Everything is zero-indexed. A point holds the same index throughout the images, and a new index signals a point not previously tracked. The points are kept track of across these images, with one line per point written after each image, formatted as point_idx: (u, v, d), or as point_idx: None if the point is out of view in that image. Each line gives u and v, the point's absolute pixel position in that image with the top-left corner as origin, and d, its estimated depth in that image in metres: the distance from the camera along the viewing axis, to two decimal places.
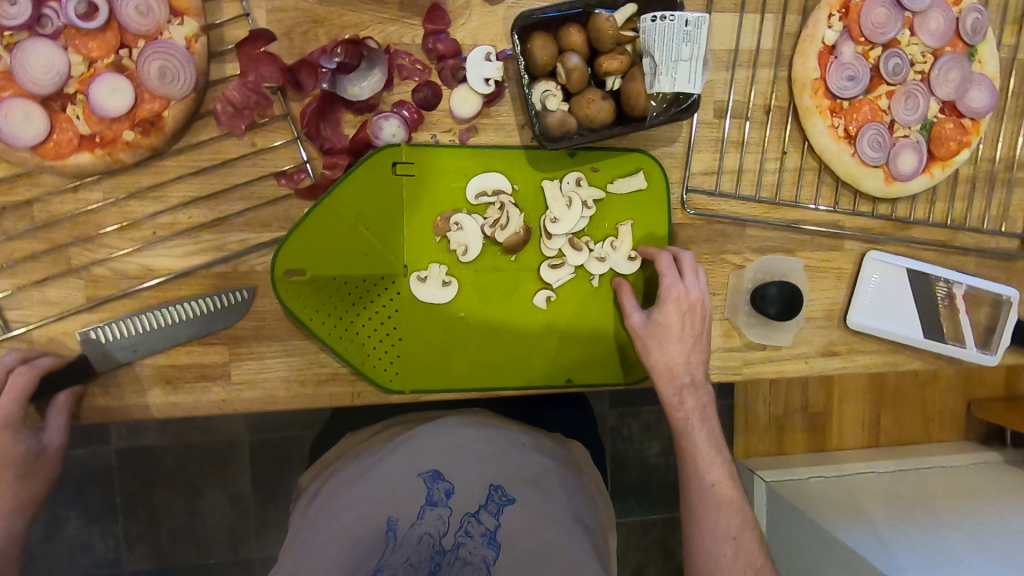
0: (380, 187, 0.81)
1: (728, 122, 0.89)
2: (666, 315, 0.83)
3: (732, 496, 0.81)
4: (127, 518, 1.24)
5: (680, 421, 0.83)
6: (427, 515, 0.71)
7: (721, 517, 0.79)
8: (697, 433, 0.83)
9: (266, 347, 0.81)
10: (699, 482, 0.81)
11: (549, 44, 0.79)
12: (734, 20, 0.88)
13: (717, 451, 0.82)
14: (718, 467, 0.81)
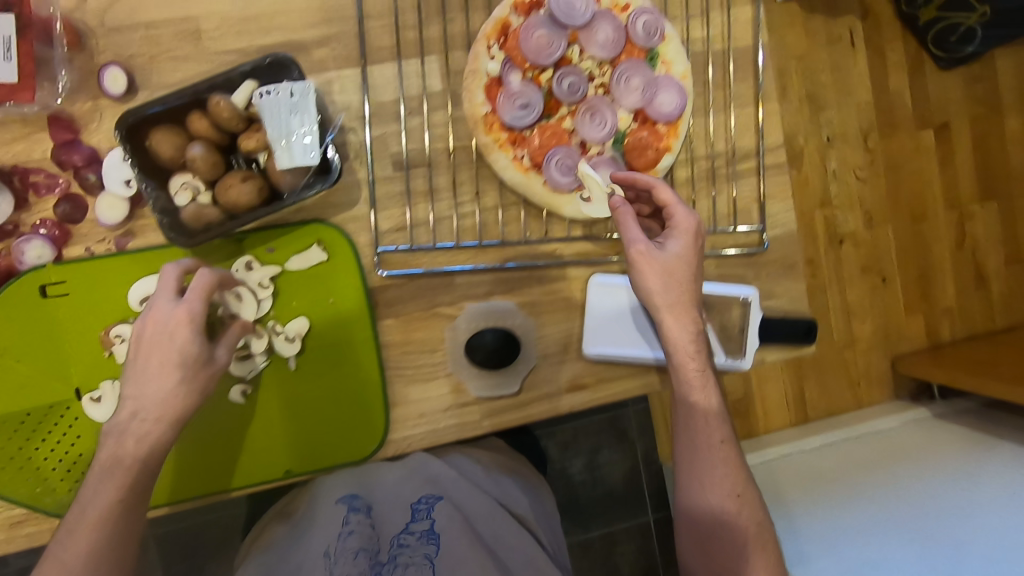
0: (29, 315, 0.78)
1: (410, 173, 0.85)
2: (670, 256, 0.77)
3: (728, 443, 0.80)
4: None
5: (693, 374, 0.78)
6: (356, 526, 0.85)
7: (704, 432, 0.80)
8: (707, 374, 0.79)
9: None
10: (710, 430, 0.80)
11: (171, 136, 0.75)
12: (394, 69, 0.84)
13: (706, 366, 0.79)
14: (716, 410, 0.79)
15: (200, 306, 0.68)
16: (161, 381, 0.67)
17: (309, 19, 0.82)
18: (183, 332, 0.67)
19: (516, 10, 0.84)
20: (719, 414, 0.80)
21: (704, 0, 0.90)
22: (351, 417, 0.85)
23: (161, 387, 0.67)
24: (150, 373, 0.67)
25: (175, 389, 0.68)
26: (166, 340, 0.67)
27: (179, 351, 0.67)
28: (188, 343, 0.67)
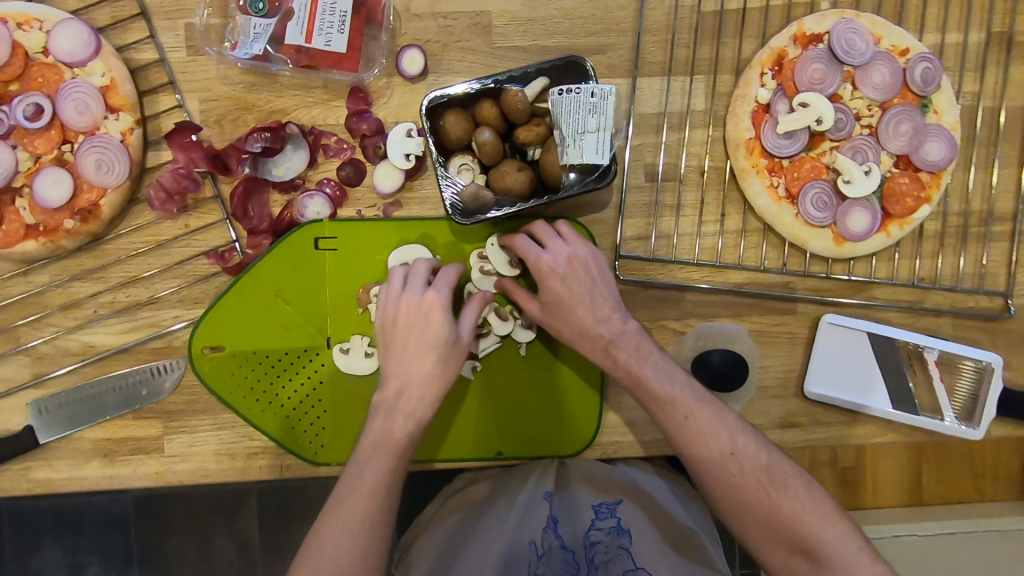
0: (303, 261, 0.83)
1: (661, 186, 0.87)
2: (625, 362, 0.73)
3: (764, 474, 0.69)
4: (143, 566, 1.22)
5: (666, 393, 0.72)
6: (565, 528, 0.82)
7: (715, 439, 0.70)
8: (732, 451, 0.70)
9: (199, 421, 0.84)
10: (745, 471, 0.69)
11: (463, 118, 0.79)
12: (662, 82, 0.86)
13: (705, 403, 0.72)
14: (722, 437, 0.70)
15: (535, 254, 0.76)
16: (431, 322, 0.71)
17: (590, 27, 0.86)
18: (437, 315, 0.71)
19: (795, 41, 0.84)
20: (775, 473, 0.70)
21: (981, 55, 0.88)
22: (570, 411, 0.86)
23: (416, 360, 0.70)
24: (402, 358, 0.71)
25: (434, 364, 0.70)
26: (420, 324, 0.71)
27: (436, 332, 0.70)
28: (440, 326, 0.70)
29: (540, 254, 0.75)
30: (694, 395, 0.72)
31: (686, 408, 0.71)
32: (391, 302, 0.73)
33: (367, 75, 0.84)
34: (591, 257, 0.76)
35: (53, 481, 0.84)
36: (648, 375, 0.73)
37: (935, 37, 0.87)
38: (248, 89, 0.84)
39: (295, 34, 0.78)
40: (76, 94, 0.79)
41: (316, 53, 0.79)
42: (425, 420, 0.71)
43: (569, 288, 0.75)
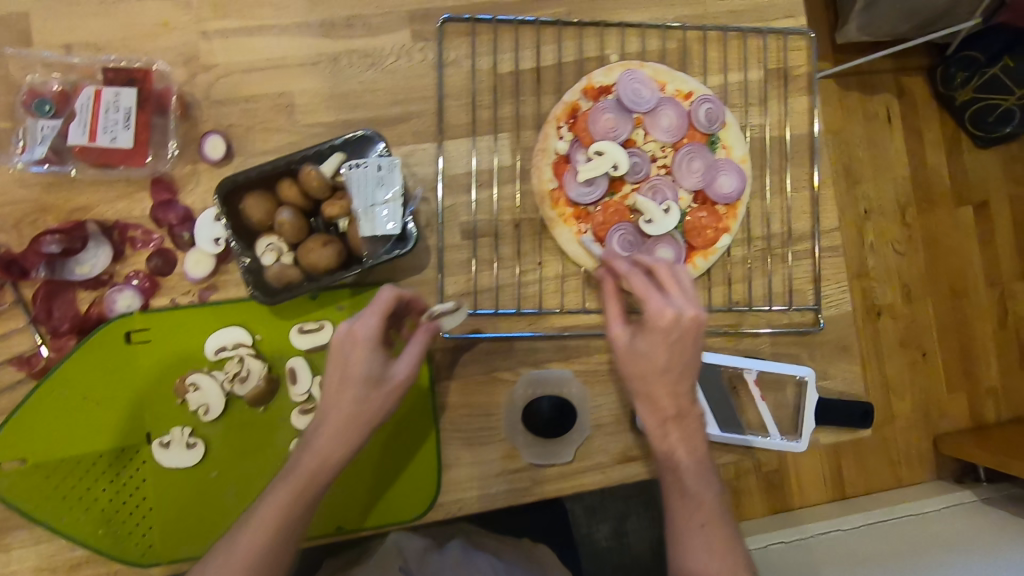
0: (113, 359, 0.81)
1: (477, 242, 0.89)
2: (654, 345, 0.72)
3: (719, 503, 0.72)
4: None
5: (654, 421, 0.73)
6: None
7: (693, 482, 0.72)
8: (699, 460, 0.73)
9: (14, 537, 0.80)
10: (684, 486, 0.72)
11: (261, 200, 0.80)
12: (468, 143, 0.90)
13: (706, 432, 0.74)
14: (702, 482, 0.72)
15: (372, 327, 0.68)
16: (360, 366, 0.66)
17: (393, 97, 0.89)
18: (362, 353, 0.67)
19: (586, 94, 0.90)
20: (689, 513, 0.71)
21: (762, 91, 0.95)
22: (406, 474, 0.87)
23: (323, 440, 0.66)
24: (320, 445, 0.66)
25: (352, 404, 0.66)
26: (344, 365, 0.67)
27: (359, 372, 0.66)
28: (374, 366, 0.67)
29: (663, 308, 0.72)
30: (716, 420, 0.75)
31: (694, 417, 0.74)
32: (337, 374, 0.67)
33: (162, 164, 0.84)
34: (664, 312, 0.71)
35: None
36: (661, 392, 0.72)
37: (718, 79, 0.94)
38: (46, 189, 0.83)
39: (76, 134, 0.80)
40: None
41: (100, 150, 0.81)
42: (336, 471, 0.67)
43: (652, 306, 0.72)
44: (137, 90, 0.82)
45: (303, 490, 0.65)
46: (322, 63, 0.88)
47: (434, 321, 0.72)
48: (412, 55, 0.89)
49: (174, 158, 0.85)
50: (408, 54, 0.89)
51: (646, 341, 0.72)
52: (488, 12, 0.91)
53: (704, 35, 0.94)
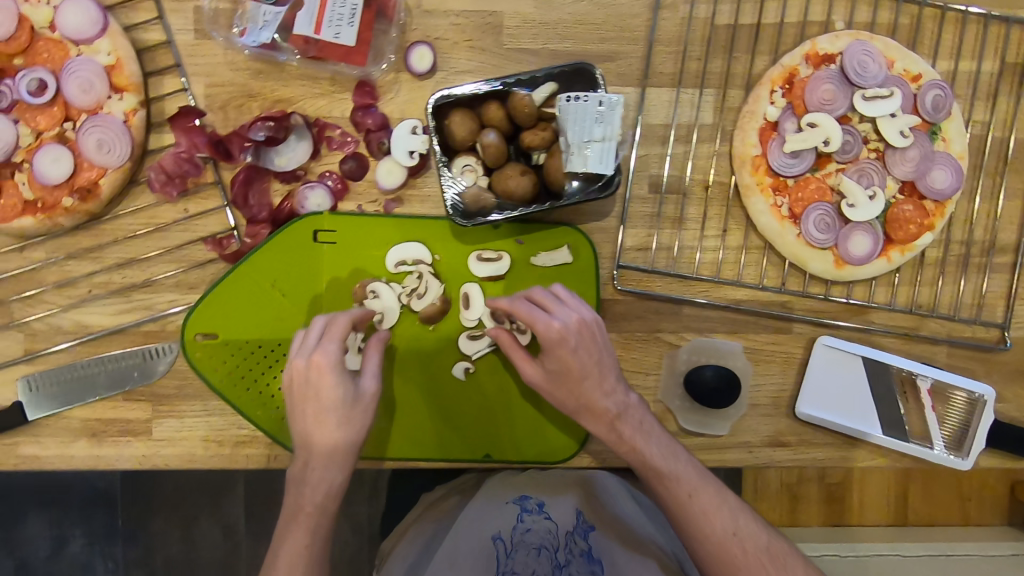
0: (300, 253, 0.82)
1: (665, 198, 0.86)
2: (560, 360, 0.72)
3: (694, 482, 0.73)
4: (126, 543, 1.28)
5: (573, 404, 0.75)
6: (532, 524, 0.85)
7: (656, 474, 0.73)
8: (623, 418, 0.73)
9: (188, 405, 0.84)
10: (624, 435, 0.74)
11: (467, 119, 0.79)
12: (672, 94, 0.86)
13: (671, 463, 0.73)
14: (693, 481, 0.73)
15: (333, 351, 0.69)
16: (333, 390, 0.68)
17: (602, 33, 0.85)
18: (327, 378, 0.68)
19: (807, 60, 0.84)
20: (700, 492, 0.73)
21: (993, 85, 0.87)
22: (560, 417, 0.86)
23: (319, 439, 0.69)
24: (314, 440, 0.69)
25: (334, 430, 0.69)
26: (313, 393, 0.69)
27: (328, 400, 0.68)
28: (331, 386, 0.68)
29: (549, 323, 0.70)
30: (616, 402, 0.74)
31: (568, 371, 0.72)
32: (363, 380, 0.72)
33: (374, 70, 0.83)
34: (551, 331, 0.70)
35: (39, 458, 0.83)
36: (596, 395, 0.73)
37: (948, 64, 0.87)
38: (253, 76, 0.84)
39: (304, 24, 0.77)
40: (80, 71, 0.78)
41: (322, 45, 0.79)
42: (334, 491, 0.71)
43: (535, 320, 0.71)
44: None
45: (316, 513, 0.70)
46: None
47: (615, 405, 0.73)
48: None
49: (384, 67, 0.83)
50: None
51: (552, 361, 0.72)
52: None
53: (942, 14, 0.87)
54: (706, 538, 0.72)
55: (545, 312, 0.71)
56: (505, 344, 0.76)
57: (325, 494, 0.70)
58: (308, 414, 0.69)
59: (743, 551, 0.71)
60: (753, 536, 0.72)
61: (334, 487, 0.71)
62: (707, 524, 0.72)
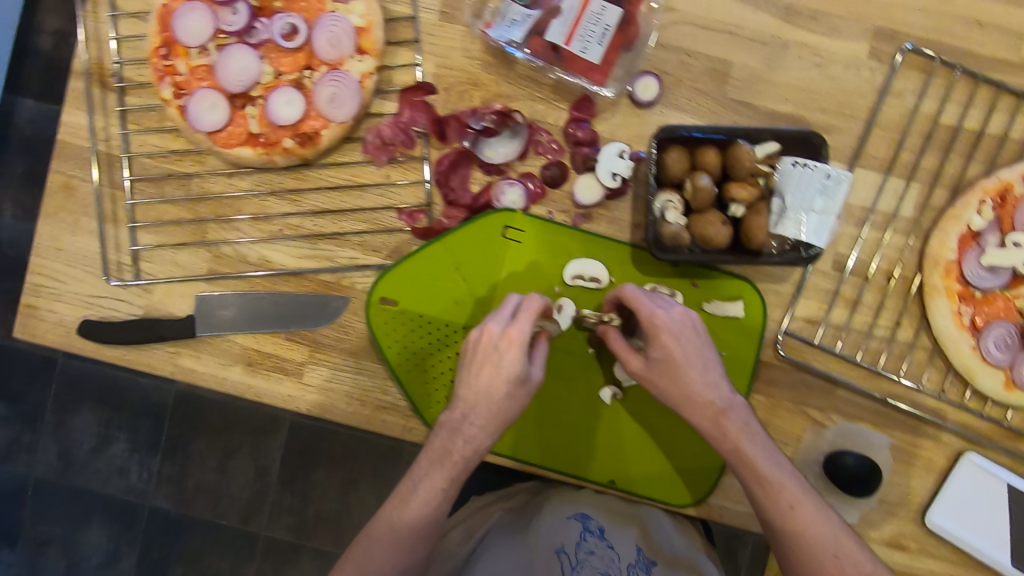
0: (489, 245, 0.84)
1: (846, 278, 0.86)
2: (660, 346, 0.70)
3: (782, 481, 0.69)
4: (164, 457, 1.48)
5: (703, 422, 0.71)
6: (595, 548, 0.84)
7: (771, 501, 0.68)
8: (728, 415, 0.70)
9: (342, 359, 0.87)
10: (728, 436, 0.70)
11: (682, 158, 0.80)
12: (878, 180, 0.86)
13: (781, 469, 0.69)
14: (827, 535, 0.67)
15: (526, 330, 0.69)
16: (513, 362, 0.69)
17: (823, 104, 0.86)
18: (513, 353, 0.69)
19: None
20: (799, 502, 0.68)
21: None
22: (691, 463, 0.86)
23: (483, 404, 0.70)
24: (481, 408, 0.70)
25: (502, 398, 0.70)
26: (495, 358, 0.70)
27: (510, 372, 0.68)
28: (517, 362, 0.69)
29: (653, 309, 0.70)
30: (766, 455, 0.70)
31: (668, 362, 0.70)
32: (508, 354, 0.70)
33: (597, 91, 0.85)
34: (654, 318, 0.70)
35: (194, 373, 0.87)
36: (712, 405, 0.70)
37: None
38: (482, 66, 0.86)
39: (557, 32, 0.79)
40: (333, 26, 0.82)
41: (569, 57, 0.80)
42: (481, 446, 0.72)
43: (645, 308, 0.71)
44: (622, 12, 0.79)
45: (460, 465, 0.72)
46: (772, 45, 0.86)
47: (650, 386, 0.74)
48: (860, 71, 0.86)
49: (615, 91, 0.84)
50: (858, 68, 0.86)
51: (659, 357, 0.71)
52: (952, 56, 0.85)
53: None
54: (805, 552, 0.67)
55: (657, 303, 0.71)
56: (610, 338, 0.75)
57: (475, 447, 0.72)
58: (482, 373, 0.70)
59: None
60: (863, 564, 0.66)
61: (480, 446, 0.72)
62: (804, 539, 0.67)
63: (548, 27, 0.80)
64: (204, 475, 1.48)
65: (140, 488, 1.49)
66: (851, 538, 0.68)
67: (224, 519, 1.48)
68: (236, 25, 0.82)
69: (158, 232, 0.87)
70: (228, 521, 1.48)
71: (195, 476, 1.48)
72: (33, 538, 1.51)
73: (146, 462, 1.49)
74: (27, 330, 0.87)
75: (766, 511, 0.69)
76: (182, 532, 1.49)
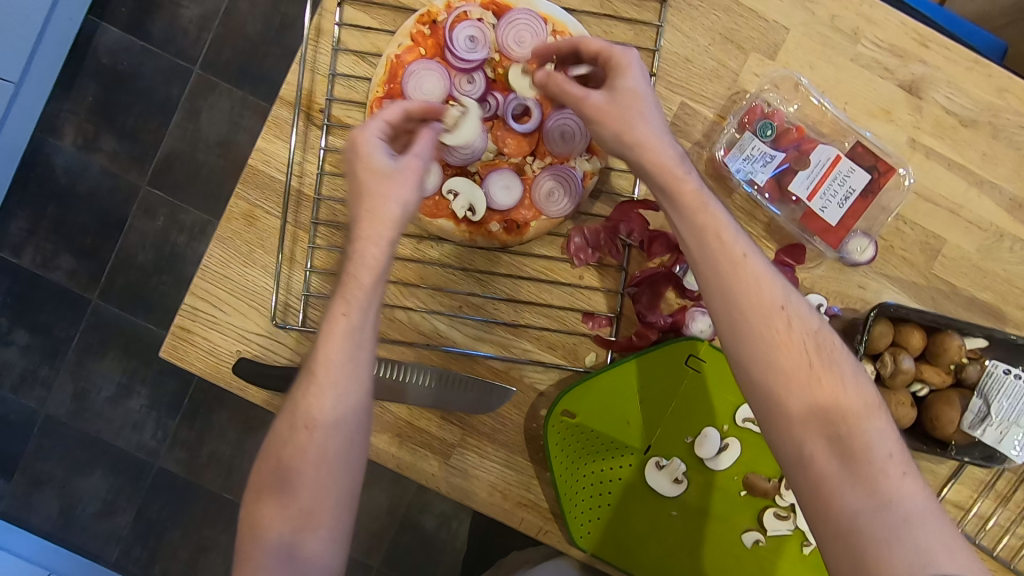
0: (671, 371, 0.82)
1: (1004, 473, 0.87)
2: (694, 224, 0.56)
3: (813, 343, 0.54)
4: (185, 419, 1.41)
5: (688, 203, 0.57)
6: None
7: (759, 316, 0.54)
8: (793, 308, 0.55)
9: (493, 449, 0.85)
10: (788, 346, 0.53)
11: (887, 332, 0.79)
12: None
13: (782, 295, 0.55)
14: (881, 462, 0.52)
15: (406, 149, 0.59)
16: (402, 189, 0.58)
17: None
18: (409, 175, 0.59)
19: None
20: (820, 366, 0.53)
21: None
22: None
23: (374, 247, 0.56)
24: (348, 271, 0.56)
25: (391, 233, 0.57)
26: (376, 188, 0.58)
27: (386, 185, 0.58)
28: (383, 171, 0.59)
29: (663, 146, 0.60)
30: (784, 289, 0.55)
31: (715, 233, 0.55)
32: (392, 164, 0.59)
33: (813, 243, 0.82)
34: (624, 58, 0.63)
35: None
36: (734, 249, 0.55)
37: None
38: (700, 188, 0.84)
39: (802, 186, 0.78)
40: (571, 122, 0.79)
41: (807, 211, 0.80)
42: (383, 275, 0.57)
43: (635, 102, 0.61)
44: (869, 177, 0.79)
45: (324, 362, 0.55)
46: (989, 233, 0.85)
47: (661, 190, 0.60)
48: None
49: (847, 255, 0.81)
50: None
51: (697, 248, 0.56)
52: None
53: None
54: (815, 456, 0.52)
55: (685, 165, 0.59)
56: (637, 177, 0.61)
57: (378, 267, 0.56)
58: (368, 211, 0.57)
59: (848, 493, 0.51)
60: (906, 496, 0.51)
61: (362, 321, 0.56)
62: (893, 517, 0.50)
63: (792, 176, 0.79)
64: (221, 446, 1.41)
65: (153, 446, 1.41)
66: (964, 544, 0.51)
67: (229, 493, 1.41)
68: (470, 96, 0.79)
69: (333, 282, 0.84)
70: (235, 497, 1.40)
71: (211, 445, 1.41)
72: (29, 475, 1.40)
73: (162, 421, 1.41)
74: (174, 351, 0.83)
75: (838, 444, 0.52)
76: (189, 497, 1.40)
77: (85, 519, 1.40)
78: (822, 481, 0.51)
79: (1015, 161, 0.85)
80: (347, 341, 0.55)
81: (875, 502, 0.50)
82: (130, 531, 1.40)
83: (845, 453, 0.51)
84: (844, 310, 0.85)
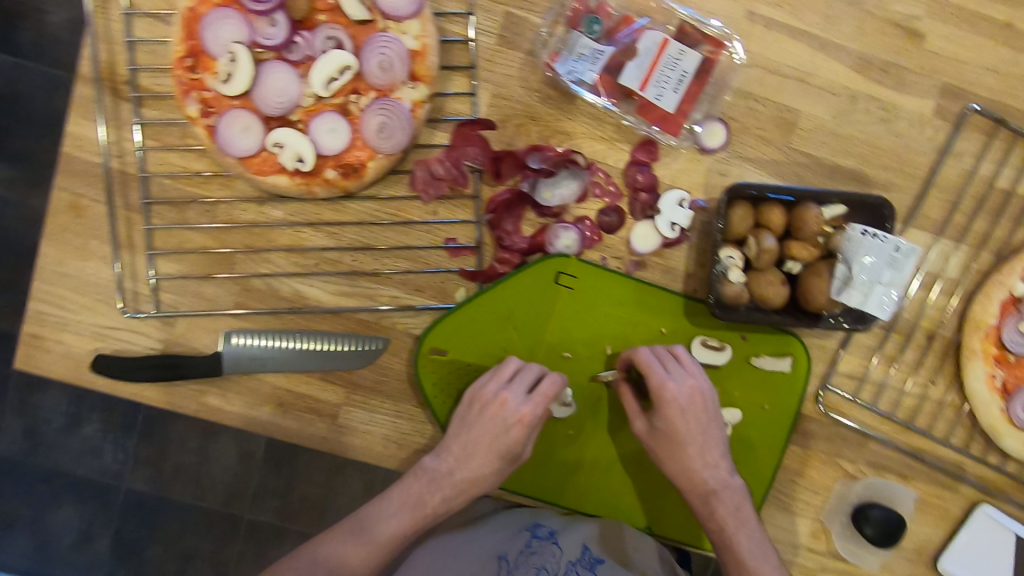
0: (541, 292, 0.81)
1: (890, 335, 0.87)
2: (670, 422, 0.77)
3: (720, 482, 0.78)
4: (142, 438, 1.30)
5: (647, 429, 0.79)
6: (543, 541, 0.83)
7: (689, 455, 0.78)
8: (684, 420, 0.77)
9: (379, 402, 0.83)
10: (699, 467, 0.78)
11: (745, 215, 0.78)
12: (929, 240, 0.86)
13: (704, 448, 0.78)
14: (712, 478, 0.78)
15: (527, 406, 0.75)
16: (508, 437, 0.76)
17: (886, 161, 0.84)
18: (251, 129, 0.75)
19: None
20: (722, 497, 0.78)
21: None
22: None
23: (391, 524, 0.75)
24: (473, 459, 0.76)
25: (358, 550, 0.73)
26: (501, 431, 0.76)
27: (251, 145, 0.75)
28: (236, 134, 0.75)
29: (665, 382, 0.76)
30: (695, 430, 0.78)
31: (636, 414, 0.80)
32: (244, 129, 0.75)
33: (660, 138, 0.81)
34: (664, 389, 0.76)
35: (218, 411, 0.81)
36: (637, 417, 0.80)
37: None
38: (541, 99, 0.81)
39: (631, 77, 0.77)
40: (386, 49, 0.74)
41: (642, 103, 0.79)
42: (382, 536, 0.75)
43: (684, 427, 0.77)
44: (700, 56, 0.78)
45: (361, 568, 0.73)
46: (842, 96, 0.83)
47: (666, 414, 0.77)
48: (925, 129, 0.84)
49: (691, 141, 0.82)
50: (923, 125, 0.84)
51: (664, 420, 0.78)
52: (1015, 120, 0.85)
53: None
54: (701, 509, 0.79)
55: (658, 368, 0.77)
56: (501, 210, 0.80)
57: (450, 503, 0.77)
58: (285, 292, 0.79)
59: (720, 505, 0.77)
60: (710, 470, 0.78)
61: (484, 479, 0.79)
62: (718, 513, 0.77)
63: (622, 70, 0.78)
64: (182, 457, 1.29)
65: (117, 470, 1.31)
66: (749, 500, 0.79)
67: (204, 503, 1.30)
68: (274, 39, 0.73)
69: (180, 261, 0.80)
70: (208, 505, 1.30)
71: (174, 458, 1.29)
72: None
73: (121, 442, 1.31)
74: (29, 361, 0.79)
75: (678, 453, 0.78)
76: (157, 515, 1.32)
77: (64, 553, 1.33)
78: (705, 508, 0.78)
79: (861, 19, 0.82)
80: (439, 455, 0.77)
81: (726, 487, 0.78)
82: (110, 554, 1.33)
83: (665, 444, 0.78)
84: (709, 201, 0.83)
